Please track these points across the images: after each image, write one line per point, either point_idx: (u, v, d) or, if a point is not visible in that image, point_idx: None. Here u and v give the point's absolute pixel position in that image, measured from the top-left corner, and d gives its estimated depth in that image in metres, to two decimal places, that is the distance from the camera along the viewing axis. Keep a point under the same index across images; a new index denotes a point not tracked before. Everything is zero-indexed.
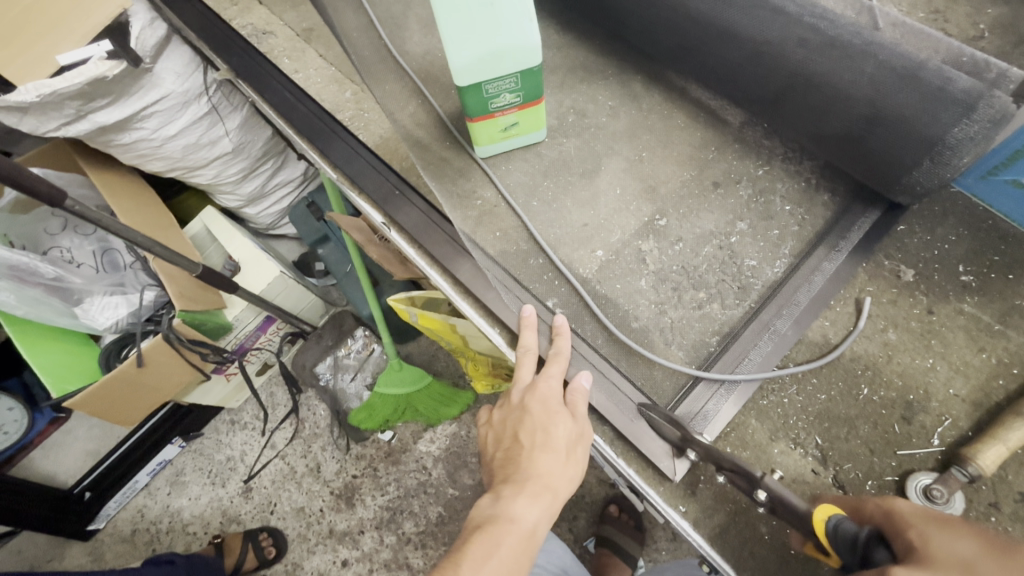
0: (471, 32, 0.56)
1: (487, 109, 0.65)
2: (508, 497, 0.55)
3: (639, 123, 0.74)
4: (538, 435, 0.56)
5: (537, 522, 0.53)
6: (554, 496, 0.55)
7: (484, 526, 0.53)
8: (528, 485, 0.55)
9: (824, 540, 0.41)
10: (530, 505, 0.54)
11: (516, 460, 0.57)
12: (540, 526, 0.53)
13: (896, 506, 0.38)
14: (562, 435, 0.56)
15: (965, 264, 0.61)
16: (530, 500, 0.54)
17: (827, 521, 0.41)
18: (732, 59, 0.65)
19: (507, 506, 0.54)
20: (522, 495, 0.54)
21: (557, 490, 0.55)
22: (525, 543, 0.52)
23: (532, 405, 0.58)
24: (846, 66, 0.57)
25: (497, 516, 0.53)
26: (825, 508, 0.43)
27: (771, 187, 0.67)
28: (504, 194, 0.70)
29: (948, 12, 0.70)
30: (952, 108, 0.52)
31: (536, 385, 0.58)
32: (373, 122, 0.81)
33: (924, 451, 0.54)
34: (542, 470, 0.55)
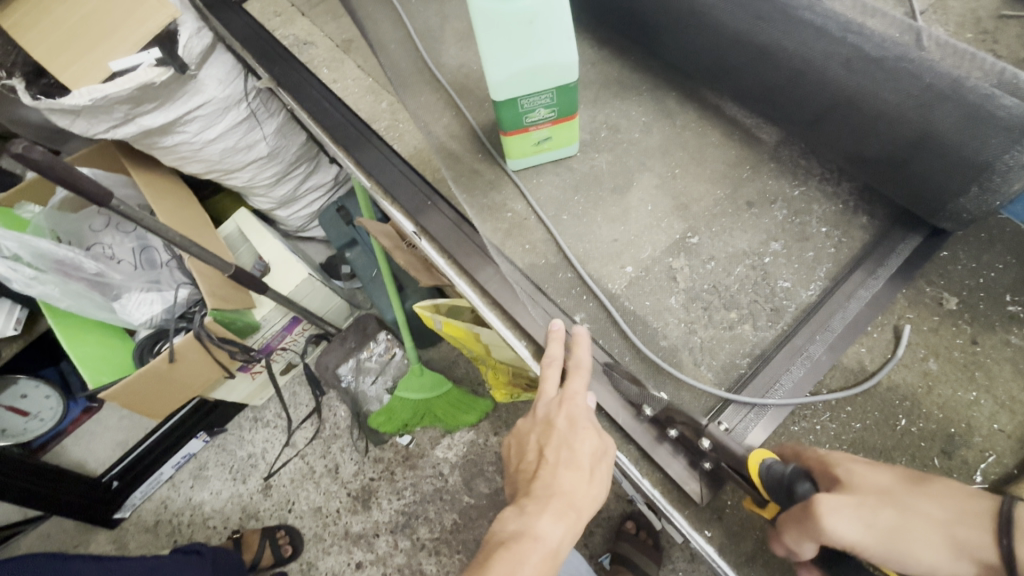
0: (509, 50, 0.57)
1: (521, 123, 0.65)
2: (533, 513, 0.55)
3: (673, 139, 0.73)
4: (563, 451, 0.57)
5: (561, 540, 0.54)
6: (578, 514, 0.55)
7: (508, 543, 0.54)
8: (553, 502, 0.55)
9: (756, 478, 0.48)
10: (554, 523, 0.54)
11: (540, 475, 0.58)
12: (563, 545, 0.54)
13: (825, 452, 0.47)
14: (586, 452, 0.56)
15: (1014, 294, 0.58)
16: (555, 517, 0.55)
17: (762, 463, 0.48)
18: (771, 80, 0.64)
19: (532, 523, 0.54)
20: (547, 512, 0.55)
21: (580, 508, 0.55)
22: (548, 560, 0.53)
23: (558, 421, 0.58)
24: (891, 86, 0.55)
25: (522, 533, 0.54)
26: (763, 453, 0.49)
27: (806, 208, 0.66)
28: (535, 207, 0.71)
29: (998, 33, 0.69)
30: (1004, 133, 0.50)
31: (561, 401, 0.58)
32: (408, 132, 0.83)
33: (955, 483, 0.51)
34: (567, 487, 0.55)
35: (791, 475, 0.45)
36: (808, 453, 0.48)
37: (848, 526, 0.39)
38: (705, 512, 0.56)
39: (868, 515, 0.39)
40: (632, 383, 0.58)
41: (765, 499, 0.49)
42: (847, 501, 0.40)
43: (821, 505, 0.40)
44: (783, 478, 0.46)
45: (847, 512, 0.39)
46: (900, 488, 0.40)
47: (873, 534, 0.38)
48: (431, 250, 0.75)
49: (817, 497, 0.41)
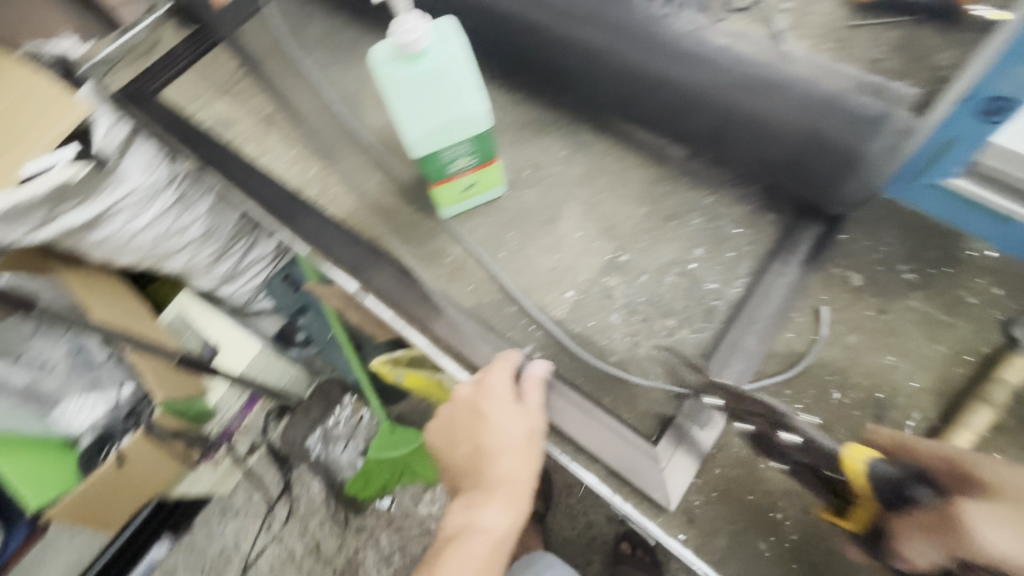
0: (422, 109, 0.60)
1: (445, 173, 0.68)
2: (481, 501, 0.63)
3: (591, 168, 0.78)
4: (497, 441, 0.61)
5: (509, 520, 0.62)
6: (521, 496, 0.62)
7: (462, 533, 0.64)
8: (499, 494, 0.62)
9: (856, 476, 0.47)
10: (500, 510, 0.62)
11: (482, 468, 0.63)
12: (512, 523, 0.62)
13: (957, 452, 0.45)
14: (517, 440, 0.60)
15: (906, 263, 0.64)
16: (501, 503, 0.62)
17: (866, 464, 0.46)
18: (666, 106, 0.71)
19: (480, 514, 0.62)
20: (493, 501, 0.62)
21: (522, 488, 0.61)
22: (502, 534, 0.62)
23: (485, 415, 0.61)
24: (768, 97, 0.62)
25: (473, 523, 0.63)
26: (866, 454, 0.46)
27: (718, 214, 0.72)
28: (472, 249, 0.74)
29: (852, 40, 0.81)
30: (867, 124, 0.58)
31: (486, 390, 0.61)
32: (341, 196, 0.82)
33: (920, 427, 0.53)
34: (507, 476, 0.61)
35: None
36: (932, 451, 0.46)
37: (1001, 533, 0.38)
38: (676, 517, 0.55)
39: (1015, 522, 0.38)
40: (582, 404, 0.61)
41: (854, 491, 0.48)
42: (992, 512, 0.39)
43: (972, 520, 0.39)
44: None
45: (999, 526, 0.38)
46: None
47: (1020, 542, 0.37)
48: (378, 306, 0.74)
49: (961, 508, 0.40)
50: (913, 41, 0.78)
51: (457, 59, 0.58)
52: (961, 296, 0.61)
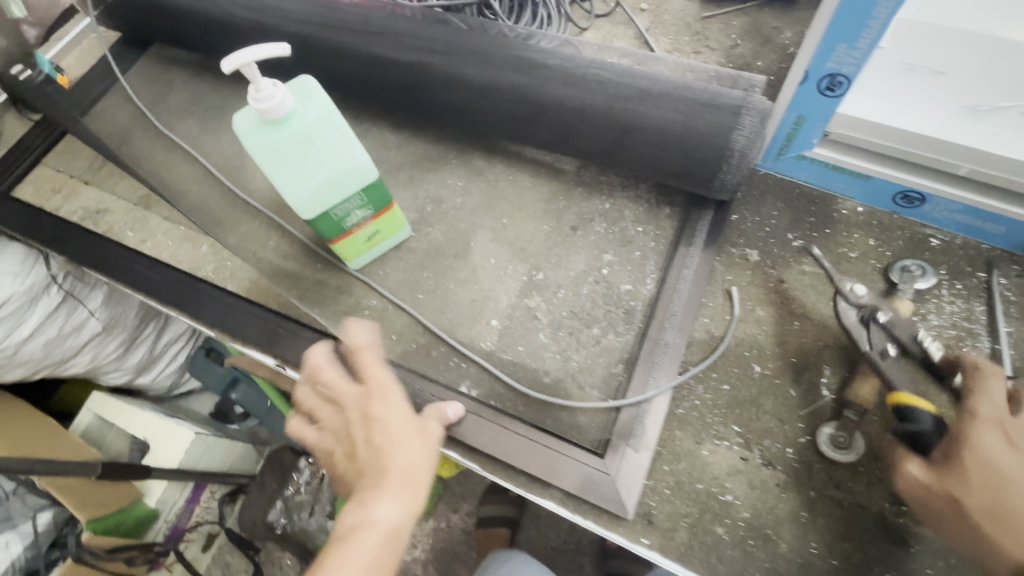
0: (300, 172, 0.58)
1: (343, 228, 0.66)
2: (367, 500, 0.51)
3: (492, 193, 0.79)
4: (392, 432, 0.54)
5: (401, 519, 0.50)
6: (418, 488, 0.52)
7: (345, 538, 0.49)
8: (391, 484, 0.51)
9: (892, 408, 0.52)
10: (392, 501, 0.51)
11: (374, 461, 0.54)
12: (405, 521, 0.51)
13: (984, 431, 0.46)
14: (408, 424, 0.55)
15: (792, 231, 0.69)
16: (393, 497, 0.51)
17: (907, 408, 0.50)
18: (548, 128, 0.72)
19: (368, 510, 0.50)
20: (382, 493, 0.51)
21: (418, 482, 0.53)
22: (391, 547, 0.49)
23: (377, 407, 0.56)
24: (636, 102, 0.66)
25: (359, 524, 0.50)
26: (918, 402, 0.50)
27: (620, 215, 0.74)
28: (388, 297, 0.72)
29: (706, 31, 0.87)
30: (728, 114, 0.62)
31: (376, 387, 0.57)
32: (238, 267, 0.77)
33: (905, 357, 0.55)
34: (401, 466, 0.52)
35: (935, 428, 0.49)
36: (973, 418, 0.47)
37: (1006, 464, 0.44)
38: (637, 525, 0.56)
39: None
40: (525, 433, 0.61)
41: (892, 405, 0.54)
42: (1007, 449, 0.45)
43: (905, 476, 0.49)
44: (915, 429, 0.49)
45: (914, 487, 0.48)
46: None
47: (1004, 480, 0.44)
48: (300, 376, 0.70)
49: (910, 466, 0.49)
50: (756, 26, 0.86)
51: (324, 114, 0.56)
52: (844, 253, 0.67)
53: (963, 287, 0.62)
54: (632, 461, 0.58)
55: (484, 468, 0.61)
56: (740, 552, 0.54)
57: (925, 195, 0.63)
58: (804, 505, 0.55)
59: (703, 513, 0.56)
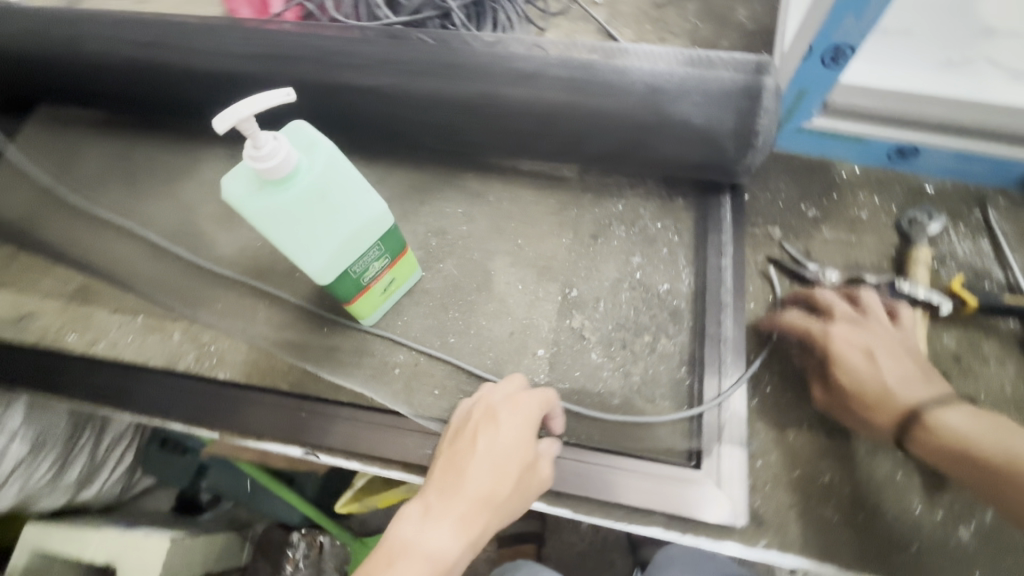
0: (314, 233, 0.49)
1: (360, 285, 0.58)
2: (430, 516, 0.48)
3: (497, 213, 0.73)
4: (500, 453, 0.50)
5: (454, 552, 0.46)
6: (484, 526, 0.48)
7: (399, 550, 0.46)
8: (463, 508, 0.48)
9: None
10: (454, 530, 0.47)
11: (461, 472, 0.50)
12: (456, 556, 0.47)
13: (862, 349, 0.56)
14: (509, 456, 0.50)
15: (804, 202, 0.70)
16: (454, 525, 0.47)
17: None
18: (554, 139, 0.68)
19: (427, 527, 0.47)
20: (441, 517, 0.47)
21: (487, 518, 0.48)
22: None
23: (500, 416, 0.52)
24: (643, 98, 0.64)
25: (412, 539, 0.47)
26: None
27: (636, 215, 0.72)
28: (417, 348, 0.64)
29: (665, 17, 0.87)
30: (741, 96, 0.62)
31: (510, 400, 0.53)
32: (228, 350, 0.66)
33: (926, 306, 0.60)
34: (474, 497, 0.48)
35: None
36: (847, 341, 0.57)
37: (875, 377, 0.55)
38: (750, 528, 0.55)
39: (897, 368, 0.55)
40: (612, 463, 0.57)
41: None
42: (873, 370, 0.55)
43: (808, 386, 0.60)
44: None
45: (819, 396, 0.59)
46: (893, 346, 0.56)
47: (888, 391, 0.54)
48: (337, 460, 0.60)
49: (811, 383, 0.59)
50: (711, 7, 0.87)
51: (334, 163, 0.48)
52: (856, 214, 0.69)
53: (966, 228, 0.67)
54: (730, 466, 0.56)
55: (577, 509, 0.57)
56: (853, 530, 0.54)
57: (920, 148, 0.66)
58: (897, 465, 0.56)
59: (807, 499, 0.55)
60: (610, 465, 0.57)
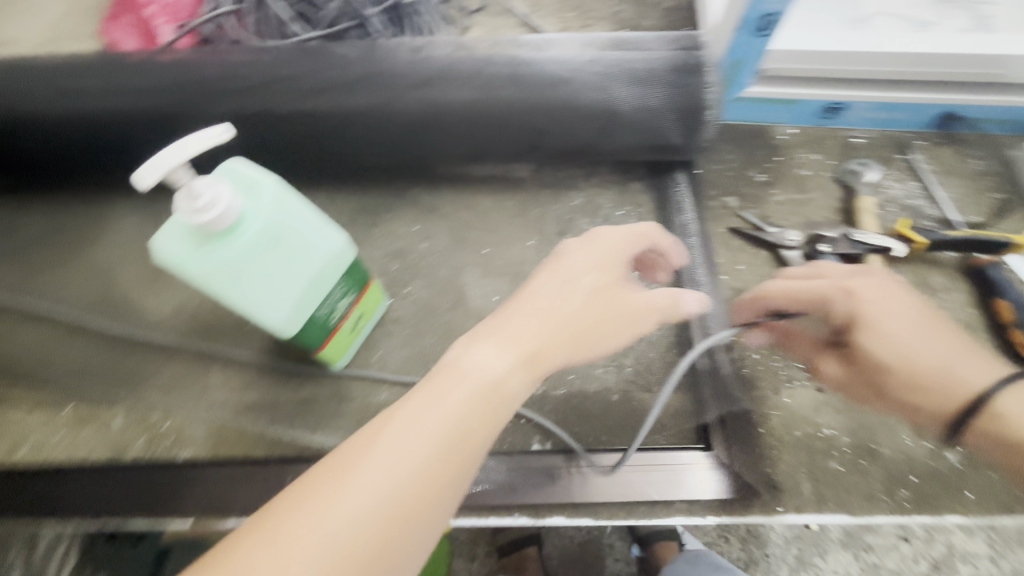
0: (273, 282, 0.44)
1: (328, 329, 0.52)
2: (471, 343, 0.39)
3: (456, 225, 0.70)
4: (566, 274, 0.44)
5: (505, 372, 0.38)
6: (541, 359, 0.40)
7: (435, 377, 0.37)
8: (508, 333, 0.40)
9: None
10: (497, 350, 0.39)
11: (519, 299, 0.43)
12: (511, 377, 0.38)
13: (878, 334, 0.50)
14: (576, 279, 0.43)
15: (751, 168, 0.72)
16: (497, 345, 0.39)
17: None
18: (505, 141, 0.65)
19: (465, 352, 0.38)
20: (490, 338, 0.39)
21: (546, 349, 0.40)
22: (489, 401, 0.37)
23: (577, 244, 0.46)
24: (589, 88, 0.63)
25: (450, 367, 0.38)
26: None
27: (597, 205, 0.71)
28: (400, 382, 0.60)
29: (585, 3, 0.87)
30: (681, 75, 0.62)
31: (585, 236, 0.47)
32: (184, 427, 0.58)
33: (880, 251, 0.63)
34: (531, 324, 0.40)
35: None
36: (861, 323, 0.51)
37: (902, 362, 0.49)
38: (767, 495, 0.55)
39: (919, 342, 0.50)
40: (624, 460, 0.57)
41: None
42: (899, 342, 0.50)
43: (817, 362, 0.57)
44: None
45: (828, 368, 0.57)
46: (912, 305, 0.51)
47: (920, 369, 0.49)
48: None
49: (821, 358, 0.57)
50: None
51: (283, 200, 0.43)
52: (800, 173, 0.72)
53: (896, 171, 0.71)
54: (737, 438, 0.57)
55: (599, 515, 0.55)
56: (858, 475, 0.56)
57: (846, 103, 0.70)
58: None
59: (813, 455, 0.57)
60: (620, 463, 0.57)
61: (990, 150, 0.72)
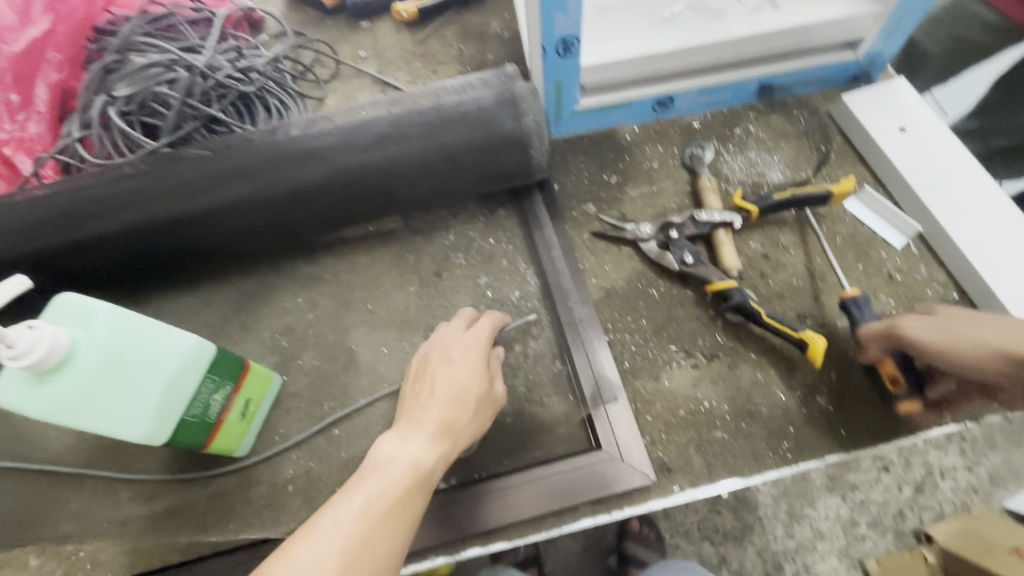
0: (130, 400, 0.46)
1: (208, 423, 0.54)
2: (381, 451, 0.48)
3: (339, 288, 0.72)
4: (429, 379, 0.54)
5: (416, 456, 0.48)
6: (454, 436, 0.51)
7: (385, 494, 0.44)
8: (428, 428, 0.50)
9: (718, 293, 0.64)
10: (400, 440, 0.49)
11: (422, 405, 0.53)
12: (421, 455, 0.48)
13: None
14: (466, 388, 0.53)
15: (603, 172, 0.77)
16: (427, 437, 0.49)
17: (730, 291, 0.62)
18: (361, 203, 0.69)
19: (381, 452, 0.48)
20: (417, 431, 0.50)
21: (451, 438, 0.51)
22: (413, 488, 0.46)
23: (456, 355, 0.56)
24: (422, 137, 0.66)
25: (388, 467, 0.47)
26: (731, 280, 0.63)
27: (468, 238, 0.74)
28: (305, 453, 0.62)
29: (430, 50, 0.91)
30: (503, 107, 0.66)
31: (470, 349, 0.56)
32: (101, 549, 0.59)
33: (724, 226, 0.67)
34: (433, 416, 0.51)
35: (748, 298, 0.62)
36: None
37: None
38: (662, 478, 0.59)
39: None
40: (523, 480, 0.59)
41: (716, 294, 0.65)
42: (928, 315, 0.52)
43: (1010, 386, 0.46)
44: (744, 303, 0.61)
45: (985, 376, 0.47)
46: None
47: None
48: None
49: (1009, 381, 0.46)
50: (467, 29, 0.93)
51: (118, 326, 0.45)
52: (649, 167, 0.77)
53: (734, 146, 0.76)
54: (625, 431, 0.60)
55: (512, 536, 0.58)
56: (742, 437, 0.60)
57: (673, 95, 0.76)
58: (756, 367, 0.63)
59: (699, 429, 0.60)
60: (519, 482, 0.59)
61: (812, 108, 0.78)
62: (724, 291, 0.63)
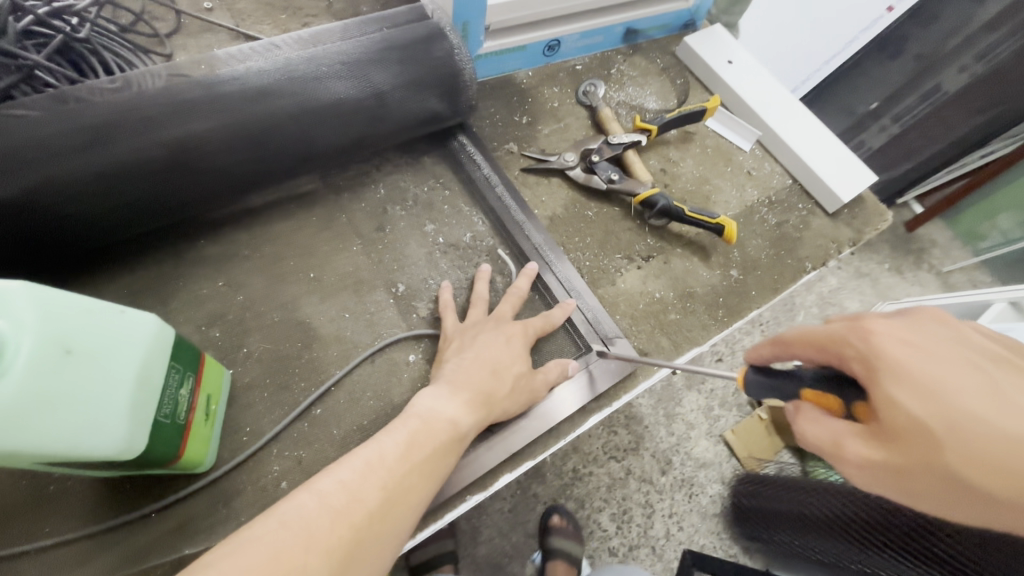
0: (95, 399, 0.35)
1: (179, 427, 0.44)
2: (420, 401, 0.49)
3: (269, 262, 0.63)
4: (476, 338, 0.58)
5: (455, 417, 0.48)
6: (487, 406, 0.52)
7: (424, 432, 0.45)
8: (468, 395, 0.51)
9: (643, 204, 0.73)
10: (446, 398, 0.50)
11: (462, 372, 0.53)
12: (460, 418, 0.49)
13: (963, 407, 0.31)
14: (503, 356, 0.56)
15: (514, 114, 0.81)
16: (462, 399, 0.50)
17: (654, 199, 0.72)
18: (280, 158, 0.60)
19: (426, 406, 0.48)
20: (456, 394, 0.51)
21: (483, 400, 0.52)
22: (449, 447, 0.46)
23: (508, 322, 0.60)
24: (340, 76, 0.60)
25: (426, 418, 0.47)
26: (652, 189, 0.72)
27: (401, 189, 0.71)
28: (289, 443, 0.54)
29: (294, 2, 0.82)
30: (422, 44, 0.64)
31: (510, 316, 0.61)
32: None
33: (632, 146, 0.77)
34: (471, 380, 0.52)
35: (669, 202, 0.72)
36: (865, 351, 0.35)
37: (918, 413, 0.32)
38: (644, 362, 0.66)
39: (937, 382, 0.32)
40: None
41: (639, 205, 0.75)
42: (889, 338, 0.34)
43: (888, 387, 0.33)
44: (668, 205, 0.71)
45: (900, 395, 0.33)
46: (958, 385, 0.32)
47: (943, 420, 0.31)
48: None
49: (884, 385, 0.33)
50: None
51: (62, 306, 0.34)
52: (551, 106, 0.83)
53: (614, 83, 0.87)
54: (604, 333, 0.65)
55: (537, 453, 0.58)
56: (690, 314, 0.71)
57: (560, 38, 0.83)
58: (683, 258, 0.74)
59: (658, 316, 0.70)
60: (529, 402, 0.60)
61: (663, 50, 0.93)
62: (649, 199, 0.72)
